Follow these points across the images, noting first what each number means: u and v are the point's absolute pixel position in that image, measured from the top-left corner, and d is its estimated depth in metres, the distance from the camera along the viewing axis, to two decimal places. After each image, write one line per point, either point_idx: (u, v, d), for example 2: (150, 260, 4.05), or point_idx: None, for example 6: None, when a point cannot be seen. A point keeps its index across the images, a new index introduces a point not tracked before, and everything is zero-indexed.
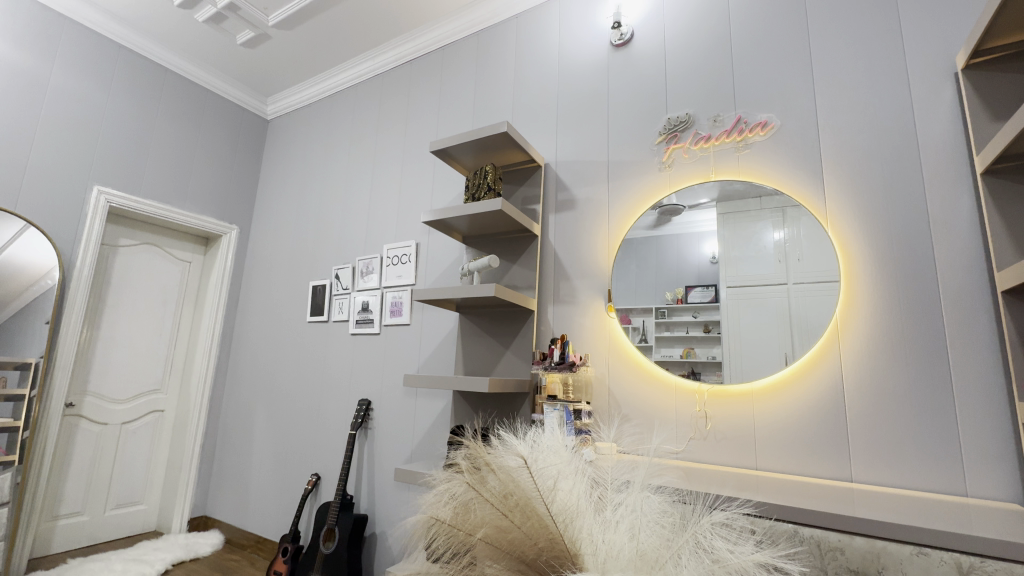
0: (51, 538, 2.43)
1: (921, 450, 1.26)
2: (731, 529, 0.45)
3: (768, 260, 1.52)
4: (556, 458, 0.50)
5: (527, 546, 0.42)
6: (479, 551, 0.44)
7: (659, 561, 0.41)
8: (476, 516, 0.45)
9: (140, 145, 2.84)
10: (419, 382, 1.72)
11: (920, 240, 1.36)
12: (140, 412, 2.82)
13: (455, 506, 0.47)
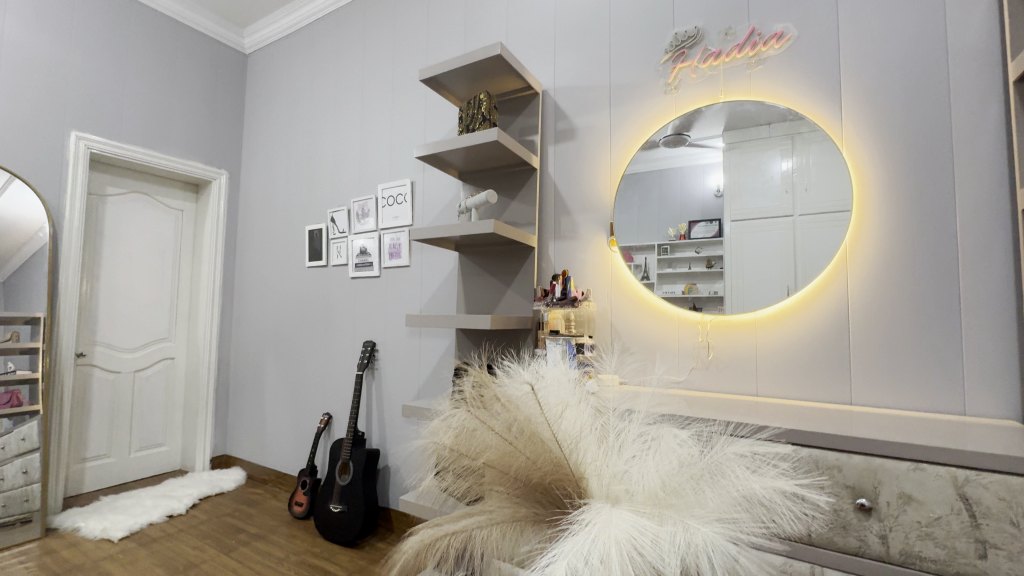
0: (83, 478, 2.56)
1: (924, 372, 1.27)
2: (757, 455, 0.43)
3: (775, 191, 1.46)
4: (558, 386, 0.48)
5: (531, 473, 0.43)
6: (486, 476, 0.45)
7: (671, 498, 0.39)
8: (479, 442, 0.46)
9: (115, 86, 2.67)
10: (421, 322, 1.72)
11: (940, 158, 1.29)
12: (152, 360, 2.88)
13: (458, 432, 0.48)
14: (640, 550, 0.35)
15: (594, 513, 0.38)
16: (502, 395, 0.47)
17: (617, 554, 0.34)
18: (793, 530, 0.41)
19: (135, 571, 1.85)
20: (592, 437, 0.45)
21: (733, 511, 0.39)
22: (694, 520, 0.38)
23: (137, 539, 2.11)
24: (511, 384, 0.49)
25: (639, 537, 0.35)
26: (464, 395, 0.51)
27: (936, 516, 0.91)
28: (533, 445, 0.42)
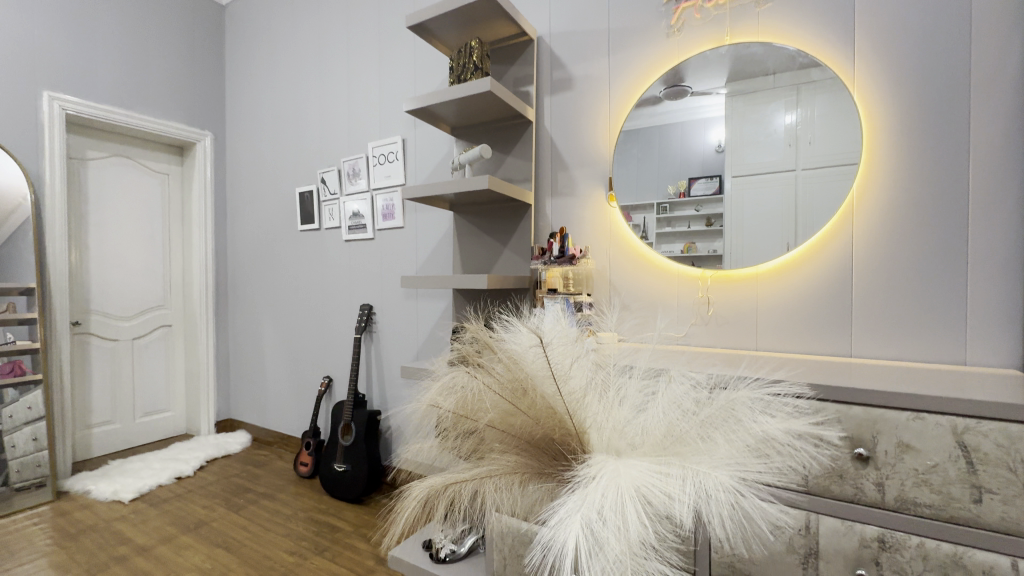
0: (90, 443, 2.60)
1: (926, 323, 1.26)
2: (761, 401, 0.44)
3: (778, 145, 1.40)
4: (559, 345, 0.50)
5: (534, 431, 0.47)
6: (488, 435, 0.50)
7: (681, 440, 0.42)
8: (482, 403, 0.50)
9: (87, 42, 2.52)
10: (417, 283, 1.69)
11: (957, 101, 1.22)
12: (149, 327, 2.87)
13: (462, 395, 0.52)
14: (647, 498, 0.37)
15: (599, 465, 0.40)
16: (502, 351, 0.51)
17: (630, 502, 0.36)
18: (795, 470, 0.44)
19: (147, 530, 1.90)
20: (592, 393, 0.47)
21: (736, 456, 0.41)
22: (704, 465, 0.39)
23: (148, 500, 2.16)
24: (512, 338, 0.52)
25: (649, 487, 0.37)
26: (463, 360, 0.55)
27: (934, 463, 0.92)
28: (538, 399, 0.46)
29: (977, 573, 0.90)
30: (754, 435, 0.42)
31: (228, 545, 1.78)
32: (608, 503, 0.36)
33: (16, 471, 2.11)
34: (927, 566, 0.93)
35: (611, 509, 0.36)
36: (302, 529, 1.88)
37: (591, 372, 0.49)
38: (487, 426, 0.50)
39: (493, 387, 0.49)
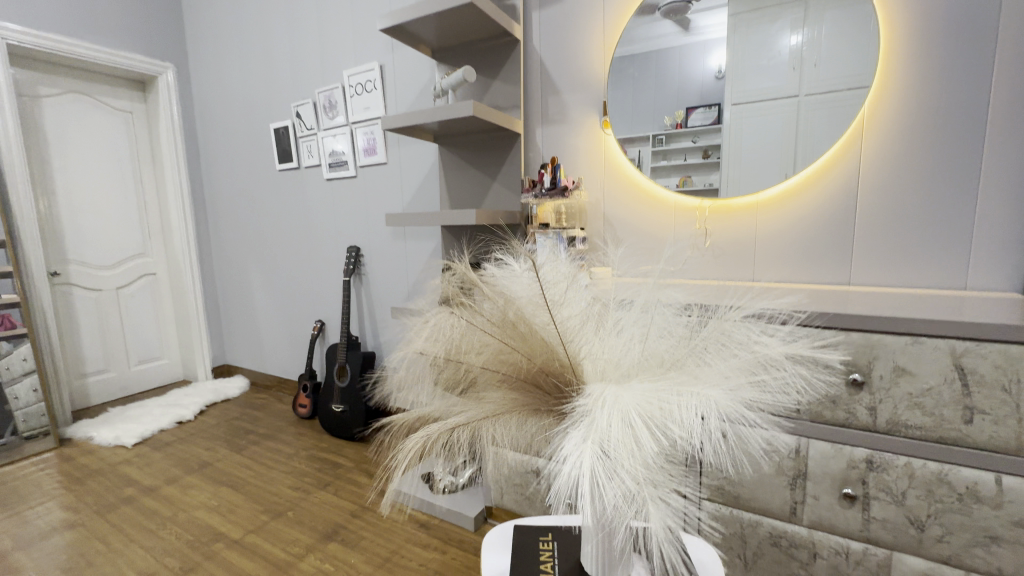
0: (87, 392, 2.61)
1: (930, 247, 1.22)
2: (750, 322, 0.48)
3: (781, 69, 1.31)
4: (553, 276, 0.54)
5: (532, 370, 0.52)
6: (482, 377, 0.54)
7: (677, 361, 0.47)
8: (473, 345, 0.53)
9: None
10: (402, 220, 1.62)
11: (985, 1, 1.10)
12: (132, 275, 2.79)
13: (449, 339, 0.54)
14: (644, 420, 0.43)
15: (597, 396, 0.46)
16: (495, 289, 0.53)
17: (634, 415, 0.43)
18: (798, 387, 0.48)
19: (152, 472, 1.94)
20: (590, 327, 0.51)
21: (733, 375, 0.46)
22: (709, 386, 0.45)
23: (151, 444, 2.20)
24: (503, 276, 0.56)
25: (649, 407, 0.43)
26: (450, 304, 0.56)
27: (929, 386, 0.91)
28: (534, 337, 0.50)
29: (962, 490, 0.91)
30: (747, 354, 0.46)
31: (233, 483, 1.83)
32: (609, 429, 0.43)
33: (22, 421, 2.14)
34: (912, 485, 0.95)
35: (615, 429, 0.43)
36: (304, 466, 1.93)
37: (589, 306, 0.53)
38: (481, 363, 0.53)
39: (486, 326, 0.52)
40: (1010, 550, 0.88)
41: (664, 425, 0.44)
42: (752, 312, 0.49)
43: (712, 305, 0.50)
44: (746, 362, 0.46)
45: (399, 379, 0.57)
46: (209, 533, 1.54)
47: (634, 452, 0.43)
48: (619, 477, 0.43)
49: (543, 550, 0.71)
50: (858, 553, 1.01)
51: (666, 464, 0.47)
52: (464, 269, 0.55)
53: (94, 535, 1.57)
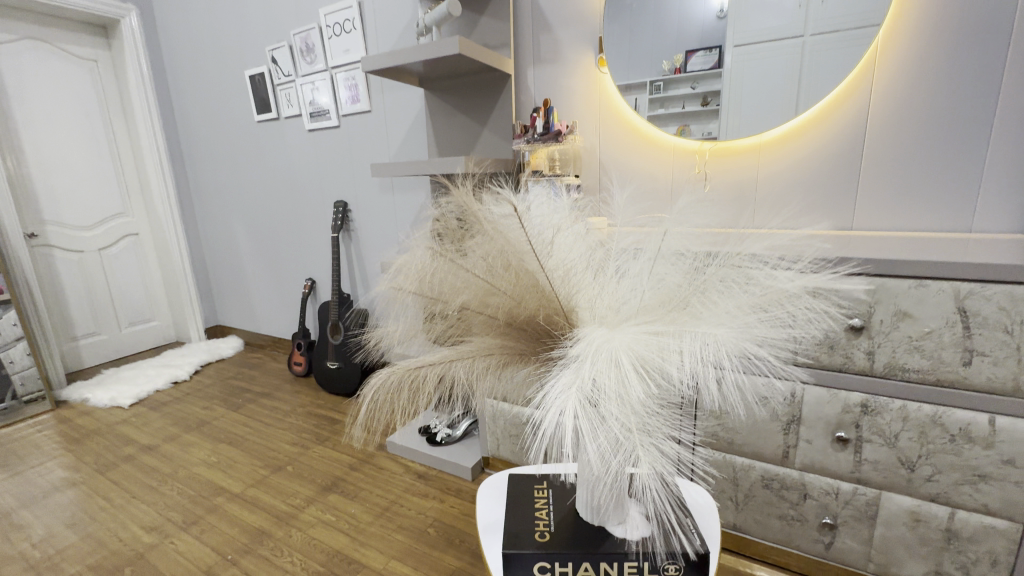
0: (79, 355, 2.60)
1: (936, 187, 1.17)
2: (759, 255, 0.48)
3: (787, 6, 1.22)
4: (542, 211, 0.55)
5: (523, 315, 0.55)
6: (469, 319, 0.57)
7: (683, 301, 0.48)
8: (459, 286, 0.55)
9: None
10: (388, 171, 1.55)
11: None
12: (114, 236, 2.71)
13: (436, 278, 0.56)
14: (637, 363, 0.45)
15: (591, 340, 0.47)
16: (487, 221, 0.54)
17: (627, 358, 0.44)
18: (810, 324, 0.47)
19: (151, 431, 1.95)
20: (588, 273, 0.53)
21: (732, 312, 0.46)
22: (711, 326, 0.46)
23: (147, 404, 2.20)
24: (493, 208, 0.55)
25: (643, 352, 0.45)
26: (440, 246, 0.57)
27: (929, 330, 0.90)
28: (529, 282, 0.53)
29: (954, 431, 0.91)
30: (747, 292, 0.47)
31: (231, 440, 1.84)
32: (601, 371, 0.44)
33: (20, 386, 2.13)
34: (905, 427, 0.95)
35: (607, 373, 0.44)
36: (301, 422, 1.94)
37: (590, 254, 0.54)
38: (469, 316, 0.57)
39: (480, 273, 0.54)
40: (997, 487, 0.90)
41: (656, 365, 0.45)
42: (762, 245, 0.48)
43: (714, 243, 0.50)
44: (757, 301, 0.46)
45: (388, 312, 0.60)
46: (210, 488, 1.57)
47: (627, 396, 0.44)
48: (611, 418, 0.45)
49: (538, 497, 0.71)
50: (846, 493, 1.03)
51: (664, 406, 0.49)
52: (462, 200, 0.55)
53: (96, 492, 1.59)
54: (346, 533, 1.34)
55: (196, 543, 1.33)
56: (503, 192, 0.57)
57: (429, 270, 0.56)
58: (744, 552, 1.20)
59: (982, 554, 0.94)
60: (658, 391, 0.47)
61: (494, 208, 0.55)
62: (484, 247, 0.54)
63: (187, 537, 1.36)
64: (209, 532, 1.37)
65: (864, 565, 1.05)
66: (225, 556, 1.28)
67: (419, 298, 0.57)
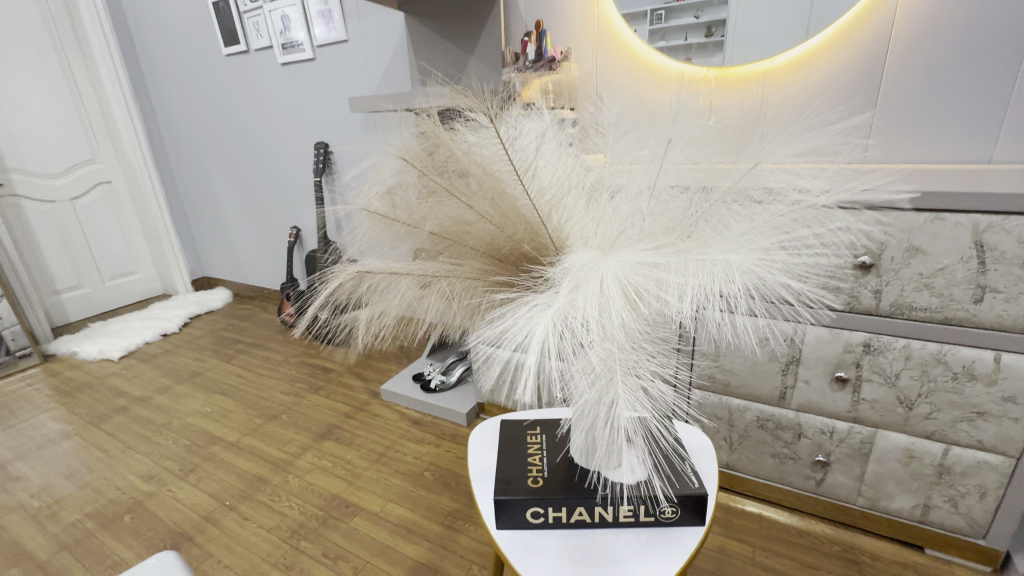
0: (64, 308, 2.54)
1: (955, 114, 1.09)
2: (766, 189, 0.47)
3: None
4: (529, 134, 0.52)
5: (508, 245, 0.52)
6: (451, 250, 0.52)
7: (690, 225, 0.48)
8: (442, 215, 0.51)
9: None
10: (366, 107, 1.45)
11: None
12: (85, 185, 2.56)
13: (409, 205, 0.52)
14: (627, 289, 0.46)
15: (581, 266, 0.47)
16: (465, 154, 0.50)
17: (614, 286, 0.45)
18: (835, 242, 0.47)
19: (142, 383, 1.94)
20: (584, 203, 0.52)
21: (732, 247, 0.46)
22: (714, 249, 0.47)
23: (138, 357, 2.18)
24: (467, 137, 0.51)
25: (638, 282, 0.45)
26: (415, 160, 0.51)
27: (942, 266, 0.85)
28: (511, 210, 0.50)
29: (957, 369, 0.89)
30: (748, 227, 0.47)
31: (224, 390, 1.83)
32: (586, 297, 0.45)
33: (12, 340, 2.10)
34: (907, 366, 0.93)
35: (600, 304, 0.44)
36: (294, 371, 1.93)
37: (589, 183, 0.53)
38: (441, 245, 0.52)
39: (455, 203, 0.50)
40: (995, 423, 0.89)
41: (646, 294, 0.46)
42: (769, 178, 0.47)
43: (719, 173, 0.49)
44: (776, 224, 0.46)
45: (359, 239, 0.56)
46: (205, 437, 1.57)
47: (613, 324, 0.45)
48: (597, 345, 0.46)
49: (530, 442, 0.68)
50: (842, 431, 1.03)
51: (651, 338, 0.51)
52: (430, 130, 0.51)
53: (91, 443, 1.58)
54: (343, 478, 1.35)
55: (194, 490, 1.34)
56: (469, 111, 0.53)
57: (402, 199, 0.52)
58: (735, 488, 1.22)
59: (972, 487, 0.94)
60: (645, 322, 0.49)
61: (467, 137, 0.51)
62: (470, 180, 0.50)
63: (185, 484, 1.37)
64: (206, 479, 1.38)
65: (853, 499, 1.07)
66: (224, 502, 1.29)
67: (391, 229, 0.53)
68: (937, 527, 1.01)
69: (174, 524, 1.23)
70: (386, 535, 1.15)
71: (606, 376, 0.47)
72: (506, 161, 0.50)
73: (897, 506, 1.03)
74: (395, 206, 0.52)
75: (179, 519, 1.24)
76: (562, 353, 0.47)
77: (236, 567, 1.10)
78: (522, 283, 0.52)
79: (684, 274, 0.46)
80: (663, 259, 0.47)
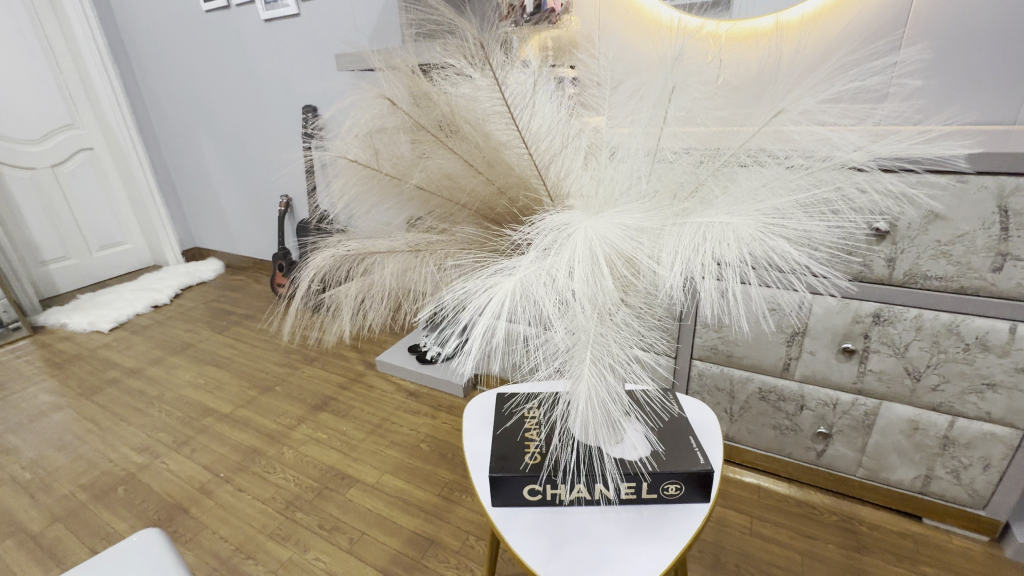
0: (52, 279, 2.48)
1: (980, 72, 1.03)
2: (786, 155, 0.42)
3: None
4: (518, 79, 0.45)
5: (496, 198, 0.47)
6: (437, 205, 0.47)
7: (693, 186, 0.44)
8: (428, 170, 0.46)
9: None
10: (354, 65, 1.37)
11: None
12: (66, 151, 2.46)
13: (389, 159, 0.46)
14: (610, 254, 0.41)
15: (564, 225, 0.42)
16: (446, 101, 0.45)
17: (600, 248, 0.40)
18: (860, 207, 0.42)
19: (134, 355, 1.91)
20: (579, 160, 0.46)
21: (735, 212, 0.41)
22: (717, 209, 0.42)
23: (129, 328, 2.14)
24: (454, 88, 0.46)
25: (621, 245, 0.40)
26: (396, 104, 0.46)
27: (962, 233, 0.81)
28: (505, 171, 0.46)
29: (970, 339, 0.86)
30: (759, 192, 0.42)
31: (218, 362, 1.81)
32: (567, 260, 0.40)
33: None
34: (917, 337, 0.90)
35: (587, 270, 0.40)
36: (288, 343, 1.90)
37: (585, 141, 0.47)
38: (428, 208, 0.48)
39: (452, 156, 0.45)
40: (1005, 395, 0.86)
41: (633, 259, 0.42)
42: (794, 145, 0.42)
43: (730, 131, 0.44)
44: (796, 185, 0.41)
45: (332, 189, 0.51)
46: (198, 409, 1.55)
47: (595, 290, 0.41)
48: (572, 312, 0.42)
49: (528, 417, 0.65)
50: (845, 403, 1.01)
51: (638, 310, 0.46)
52: (416, 80, 0.46)
53: (83, 415, 1.56)
54: (338, 449, 1.34)
55: (188, 462, 1.33)
56: (457, 59, 0.47)
57: (383, 153, 0.47)
58: (732, 459, 1.21)
59: (975, 459, 0.93)
60: (631, 291, 0.44)
61: (450, 87, 0.46)
62: (460, 136, 0.45)
63: (179, 456, 1.35)
64: (200, 451, 1.37)
65: (853, 470, 1.06)
66: (218, 474, 1.28)
67: (370, 187, 0.48)
68: (935, 497, 1.00)
69: (168, 495, 1.22)
70: (382, 506, 1.15)
71: (581, 349, 0.43)
72: (500, 108, 0.44)
73: (898, 477, 1.02)
74: (377, 158, 0.46)
75: (173, 491, 1.23)
76: (536, 321, 0.43)
77: (231, 539, 1.09)
78: (506, 248, 0.47)
79: (677, 239, 0.41)
80: (657, 222, 0.42)
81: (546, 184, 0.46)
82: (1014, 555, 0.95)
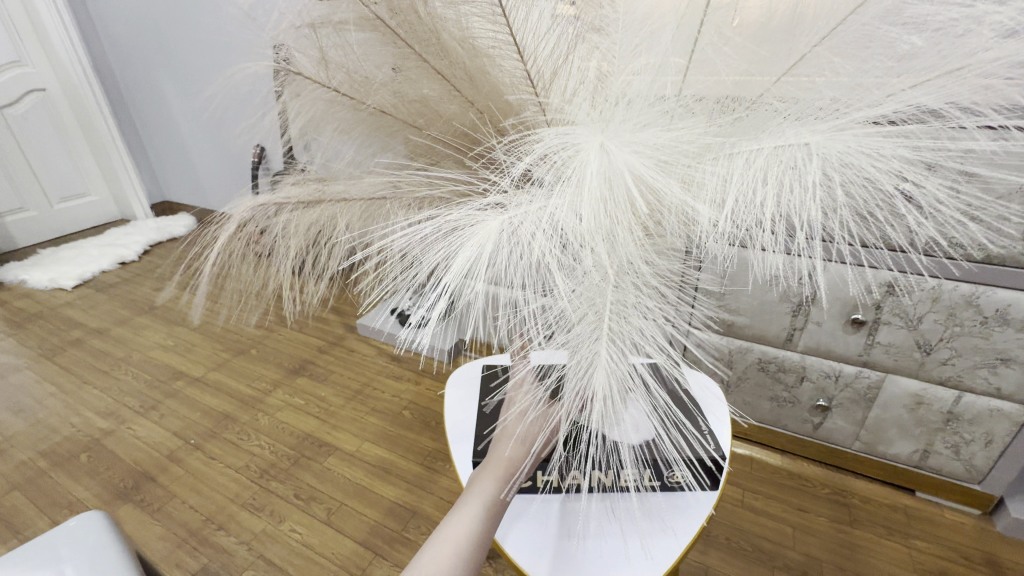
0: (9, 233, 2.33)
1: None
2: (873, 76, 0.30)
3: None
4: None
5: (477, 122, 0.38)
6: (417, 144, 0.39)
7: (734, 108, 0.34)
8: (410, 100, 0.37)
9: None
10: None
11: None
12: (15, 92, 2.23)
13: (348, 81, 0.36)
14: (631, 192, 0.33)
15: (569, 151, 0.34)
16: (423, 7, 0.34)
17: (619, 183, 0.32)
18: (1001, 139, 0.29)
19: (99, 314, 1.80)
20: (584, 91, 0.36)
21: (802, 136, 0.31)
22: (765, 136, 0.32)
23: (94, 286, 2.01)
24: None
25: (652, 179, 0.32)
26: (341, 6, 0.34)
27: None
28: (491, 89, 0.37)
29: (988, 312, 0.81)
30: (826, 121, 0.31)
31: (189, 323, 1.71)
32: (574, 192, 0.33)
33: None
34: (932, 309, 0.84)
35: (598, 211, 0.32)
36: None
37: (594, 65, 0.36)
38: (400, 143, 0.39)
39: (427, 73, 0.36)
40: (1018, 370, 0.82)
41: (660, 202, 0.34)
42: (881, 52, 0.30)
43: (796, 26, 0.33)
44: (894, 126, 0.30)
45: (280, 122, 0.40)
46: (167, 372, 1.47)
47: (610, 229, 0.33)
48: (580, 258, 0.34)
49: None
50: (848, 376, 0.96)
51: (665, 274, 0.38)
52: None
53: (43, 378, 1.47)
54: (316, 416, 1.27)
55: (156, 428, 1.26)
56: None
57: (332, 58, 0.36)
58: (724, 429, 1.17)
59: (978, 434, 0.90)
60: (654, 245, 0.36)
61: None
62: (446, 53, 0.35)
63: (146, 422, 1.28)
64: (169, 417, 1.29)
65: (849, 443, 1.03)
66: (189, 440, 1.21)
67: (319, 110, 0.38)
68: (931, 471, 0.98)
69: (135, 463, 1.15)
70: (362, 476, 1.10)
71: (595, 309, 0.35)
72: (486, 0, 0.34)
73: (895, 451, 0.99)
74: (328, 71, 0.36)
75: (140, 458, 1.17)
76: (533, 274, 0.35)
77: (202, 509, 1.04)
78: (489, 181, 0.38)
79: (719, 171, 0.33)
80: (687, 155, 0.33)
81: (546, 107, 0.36)
82: (1005, 529, 0.94)
